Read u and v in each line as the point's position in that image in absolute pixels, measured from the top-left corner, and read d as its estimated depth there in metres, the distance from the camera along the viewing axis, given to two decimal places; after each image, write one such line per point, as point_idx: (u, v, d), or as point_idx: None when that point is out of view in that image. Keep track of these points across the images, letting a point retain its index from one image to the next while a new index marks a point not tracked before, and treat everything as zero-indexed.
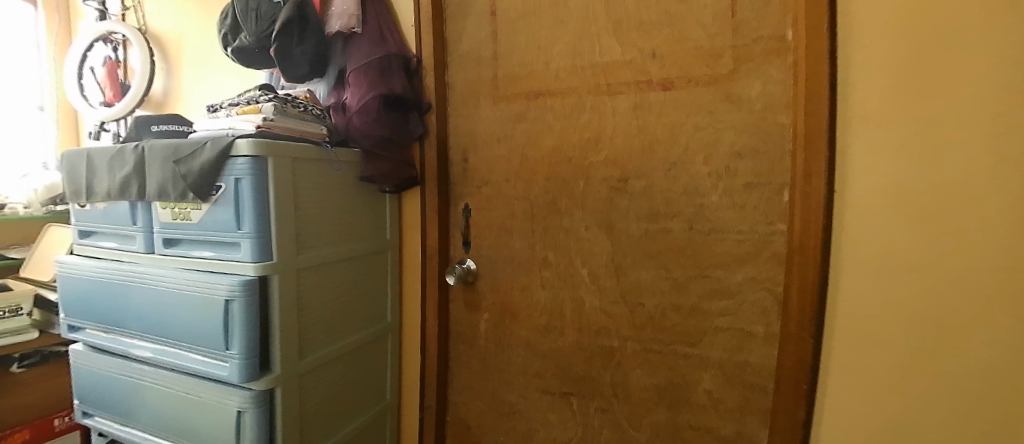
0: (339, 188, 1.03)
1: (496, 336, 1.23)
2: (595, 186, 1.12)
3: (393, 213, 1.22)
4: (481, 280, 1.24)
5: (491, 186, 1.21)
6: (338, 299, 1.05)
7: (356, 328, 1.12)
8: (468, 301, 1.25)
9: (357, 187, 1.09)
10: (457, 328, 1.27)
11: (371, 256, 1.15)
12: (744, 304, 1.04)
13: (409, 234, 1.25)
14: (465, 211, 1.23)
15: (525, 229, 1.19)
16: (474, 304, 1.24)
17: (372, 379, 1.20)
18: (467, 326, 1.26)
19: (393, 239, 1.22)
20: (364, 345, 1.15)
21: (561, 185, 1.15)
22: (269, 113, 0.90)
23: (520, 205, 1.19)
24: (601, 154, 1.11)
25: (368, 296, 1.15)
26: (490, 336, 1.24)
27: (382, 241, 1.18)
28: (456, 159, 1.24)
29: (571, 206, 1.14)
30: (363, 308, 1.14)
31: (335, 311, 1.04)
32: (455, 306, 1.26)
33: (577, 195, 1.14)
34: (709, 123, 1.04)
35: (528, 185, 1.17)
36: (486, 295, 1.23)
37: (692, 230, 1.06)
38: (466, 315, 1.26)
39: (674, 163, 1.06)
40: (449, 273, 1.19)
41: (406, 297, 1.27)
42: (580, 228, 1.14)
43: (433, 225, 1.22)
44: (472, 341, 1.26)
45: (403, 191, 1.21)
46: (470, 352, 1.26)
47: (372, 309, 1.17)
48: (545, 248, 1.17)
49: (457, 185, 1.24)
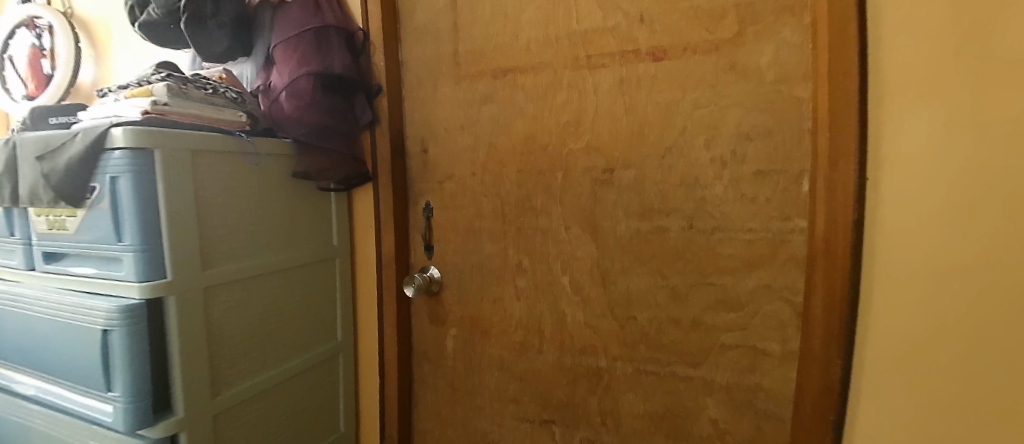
0: (262, 186, 0.86)
1: (465, 356, 1.05)
2: (575, 179, 0.94)
3: (341, 214, 1.05)
4: (446, 291, 1.06)
5: (455, 181, 1.03)
6: (269, 319, 0.88)
7: (296, 351, 0.95)
8: (433, 315, 1.07)
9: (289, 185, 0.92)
10: (421, 346, 1.10)
11: (313, 266, 0.98)
12: (756, 318, 0.86)
13: (363, 238, 1.08)
14: (427, 209, 1.05)
15: (495, 230, 1.01)
16: (439, 319, 1.07)
17: (321, 409, 1.02)
18: (432, 343, 1.08)
19: (343, 245, 1.05)
20: (308, 371, 0.98)
21: (536, 178, 0.96)
22: (161, 97, 0.73)
23: (488, 203, 1.01)
24: (581, 140, 0.93)
25: (311, 313, 0.98)
26: (458, 355, 1.06)
27: (328, 248, 1.01)
28: (415, 150, 1.06)
29: (547, 202, 0.96)
30: (305, 328, 0.97)
31: (265, 334, 0.87)
32: (418, 320, 1.09)
33: (554, 189, 0.95)
34: (710, 100, 0.86)
35: (497, 179, 0.99)
36: (452, 309, 1.06)
37: (691, 229, 0.87)
38: (431, 331, 1.08)
39: (668, 148, 0.88)
40: (408, 284, 1.02)
41: (361, 311, 1.10)
42: (559, 228, 0.95)
43: (388, 227, 1.04)
44: (438, 361, 1.08)
45: (353, 189, 1.04)
46: (437, 374, 1.09)
47: (317, 328, 1.00)
48: (518, 253, 0.99)
49: (416, 181, 1.06)
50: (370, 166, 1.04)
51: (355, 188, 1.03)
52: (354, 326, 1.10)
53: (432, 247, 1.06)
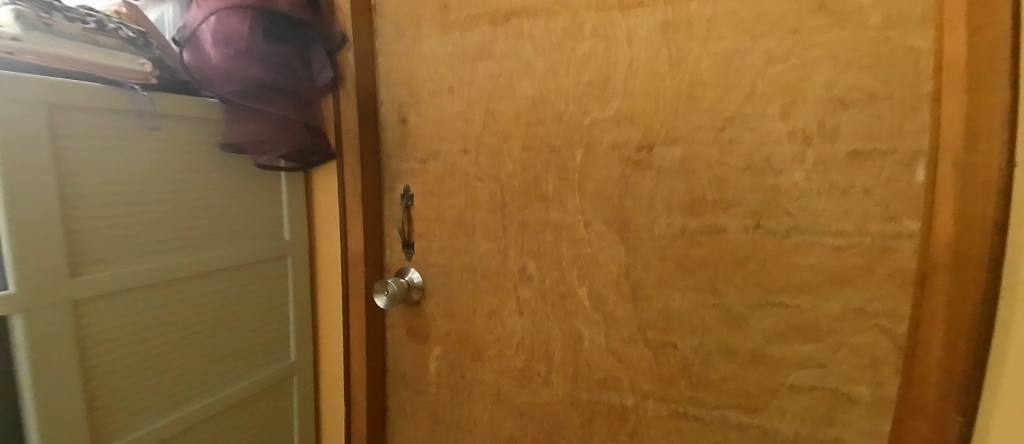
0: (165, 164, 0.66)
1: (451, 382, 0.83)
2: (600, 158, 0.70)
3: (294, 203, 0.85)
4: (429, 300, 0.83)
5: (440, 160, 0.79)
6: (185, 335, 0.69)
7: (226, 376, 0.76)
8: (413, 330, 0.85)
9: (212, 163, 0.72)
10: (397, 367, 0.87)
11: (252, 267, 0.79)
12: (841, 352, 0.64)
13: (325, 232, 0.87)
14: (405, 197, 0.82)
15: (492, 225, 0.77)
16: (420, 335, 0.84)
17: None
18: (411, 366, 0.86)
19: (296, 241, 0.86)
20: (245, 401, 0.78)
21: (548, 157, 0.72)
22: (7, 28, 0.52)
23: (484, 189, 0.76)
24: (611, 107, 0.69)
25: (250, 326, 0.79)
26: (443, 381, 0.84)
27: (274, 244, 0.82)
28: (391, 119, 0.82)
29: (562, 190, 0.72)
30: (240, 343, 0.78)
31: (178, 353, 0.69)
32: (394, 335, 0.87)
33: (572, 172, 0.71)
34: (791, 53, 0.62)
35: (496, 158, 0.75)
36: (436, 323, 0.83)
37: (757, 229, 0.64)
38: (409, 349, 0.86)
39: (730, 118, 0.64)
40: (379, 292, 0.79)
41: (325, 320, 0.89)
42: (576, 225, 0.72)
43: (356, 218, 0.82)
44: (419, 387, 0.86)
45: (310, 168, 0.84)
46: (416, 401, 0.87)
47: (256, 346, 0.80)
48: (522, 255, 0.75)
49: (390, 159, 0.83)
50: (330, 139, 0.82)
51: (313, 167, 0.83)
52: (315, 338, 0.91)
53: (411, 244, 0.82)
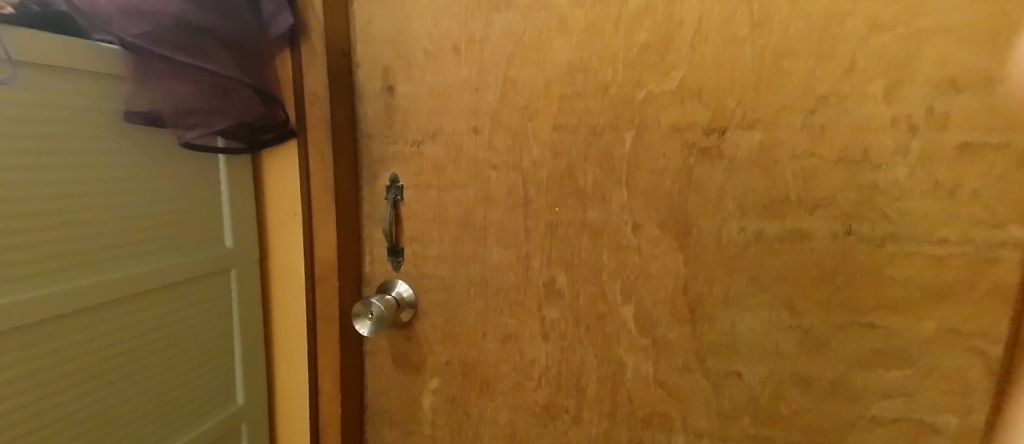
0: (55, 159, 0.48)
1: (452, 422, 0.67)
2: (655, 145, 0.55)
3: (240, 198, 0.66)
4: (423, 322, 0.65)
5: (441, 142, 0.60)
6: (84, 384, 0.52)
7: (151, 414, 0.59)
8: (402, 359, 0.67)
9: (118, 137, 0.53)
10: (380, 403, 0.69)
11: (180, 289, 0.61)
12: (933, 379, 0.54)
13: (282, 235, 0.68)
14: (392, 189, 0.63)
15: (510, 227, 0.60)
16: (412, 365, 0.67)
17: None
18: (400, 402, 0.68)
19: (243, 249, 0.67)
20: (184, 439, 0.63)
21: (588, 141, 0.56)
22: None
23: (501, 181, 0.59)
24: (673, 79, 0.54)
25: (178, 362, 0.62)
26: (441, 420, 0.67)
27: (212, 257, 0.64)
28: (372, 86, 0.62)
29: (605, 184, 0.56)
30: (162, 379, 0.61)
31: (76, 410, 0.52)
32: (376, 365, 0.68)
33: (619, 161, 0.56)
34: (899, 20, 0.49)
35: (517, 141, 0.58)
36: (433, 350, 0.65)
37: (848, 236, 0.53)
38: (396, 382, 0.68)
39: (824, 97, 0.52)
40: (357, 319, 0.61)
41: (281, 346, 0.71)
42: (621, 229, 0.57)
43: (325, 218, 0.62)
44: (409, 428, 0.69)
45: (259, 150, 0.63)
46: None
47: (190, 372, 0.64)
48: (549, 266, 0.60)
49: (370, 138, 0.63)
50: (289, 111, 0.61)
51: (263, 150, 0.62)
52: (270, 368, 0.72)
53: (400, 250, 0.64)
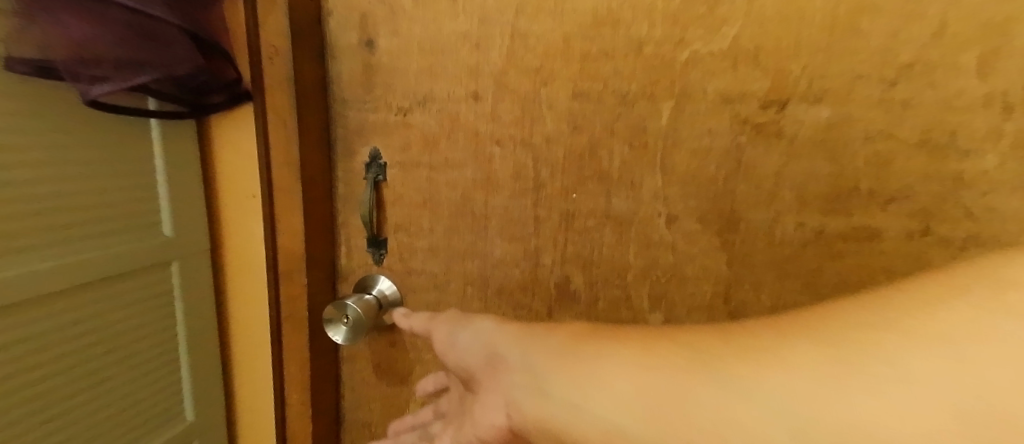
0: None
1: None
2: (699, 119, 0.44)
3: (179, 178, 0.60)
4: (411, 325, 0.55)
5: (434, 110, 0.49)
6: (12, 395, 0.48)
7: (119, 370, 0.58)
8: (386, 368, 0.57)
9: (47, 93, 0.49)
10: (359, 418, 0.59)
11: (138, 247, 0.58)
12: None
13: (238, 216, 0.64)
14: (373, 168, 0.52)
15: (516, 216, 0.49)
16: (398, 375, 0.57)
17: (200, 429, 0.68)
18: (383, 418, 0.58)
19: (186, 234, 0.62)
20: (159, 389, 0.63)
21: (616, 113, 0.46)
22: None
23: (506, 160, 0.48)
24: (724, 37, 0.43)
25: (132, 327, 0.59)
26: None
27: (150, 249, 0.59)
28: (346, 38, 0.50)
29: (636, 166, 0.46)
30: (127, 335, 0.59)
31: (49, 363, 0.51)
32: (355, 374, 0.58)
33: (653, 138, 0.45)
34: None
35: (526, 111, 0.47)
36: (423, 360, 0.56)
37: (928, 238, 0.43)
38: (379, 394, 0.58)
39: (907, 67, 0.40)
40: (330, 325, 0.51)
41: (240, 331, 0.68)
42: (652, 221, 0.47)
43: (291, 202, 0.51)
44: None
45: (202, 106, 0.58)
46: None
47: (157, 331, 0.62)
48: (562, 264, 0.49)
49: (343, 104, 0.51)
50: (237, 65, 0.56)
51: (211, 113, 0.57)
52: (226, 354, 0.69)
53: (383, 241, 0.53)
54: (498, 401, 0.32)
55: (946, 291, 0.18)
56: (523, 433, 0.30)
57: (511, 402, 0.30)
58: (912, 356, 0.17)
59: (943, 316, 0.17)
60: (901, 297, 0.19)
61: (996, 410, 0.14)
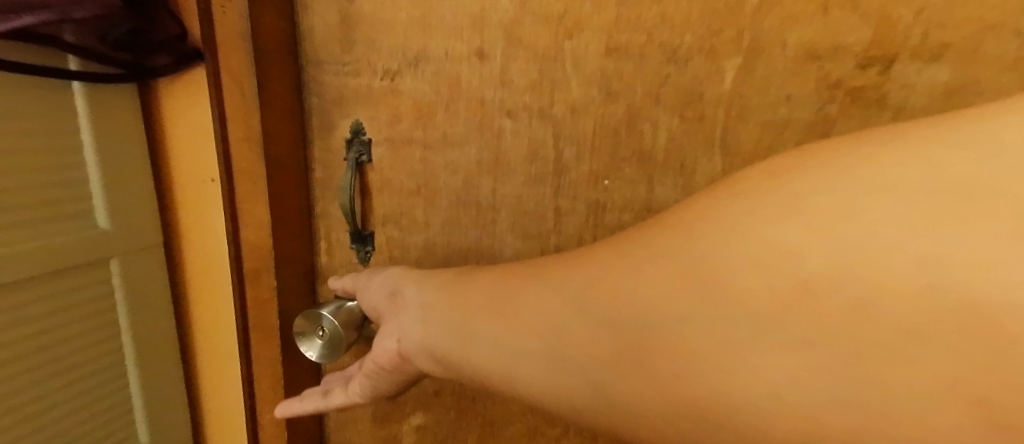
0: None
1: None
2: (772, 82, 0.33)
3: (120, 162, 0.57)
4: None
5: (428, 73, 0.39)
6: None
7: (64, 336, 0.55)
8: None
9: None
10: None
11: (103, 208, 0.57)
12: None
13: (195, 200, 0.62)
14: (355, 145, 0.42)
15: (531, 208, 0.39)
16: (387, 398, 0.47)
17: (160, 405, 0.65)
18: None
19: (130, 223, 0.59)
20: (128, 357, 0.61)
21: (662, 74, 0.35)
22: None
23: (518, 136, 0.38)
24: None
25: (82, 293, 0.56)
26: None
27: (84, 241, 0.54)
28: None
29: (687, 144, 0.35)
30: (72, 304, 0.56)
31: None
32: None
33: (709, 107, 0.35)
34: None
35: (546, 73, 0.37)
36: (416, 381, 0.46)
37: None
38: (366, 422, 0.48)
39: None
40: (302, 339, 0.43)
41: (201, 320, 0.66)
42: None
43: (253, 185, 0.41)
44: None
45: (143, 67, 0.55)
46: None
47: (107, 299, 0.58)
48: None
49: (319, 67, 0.42)
50: (168, 14, 0.51)
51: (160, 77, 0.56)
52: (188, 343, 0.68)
53: (369, 237, 0.44)
54: (394, 328, 0.35)
55: (883, 152, 0.18)
56: (414, 357, 0.34)
57: (411, 337, 0.33)
58: (884, 219, 0.16)
59: (838, 190, 0.18)
60: (841, 160, 0.19)
61: (935, 296, 0.15)
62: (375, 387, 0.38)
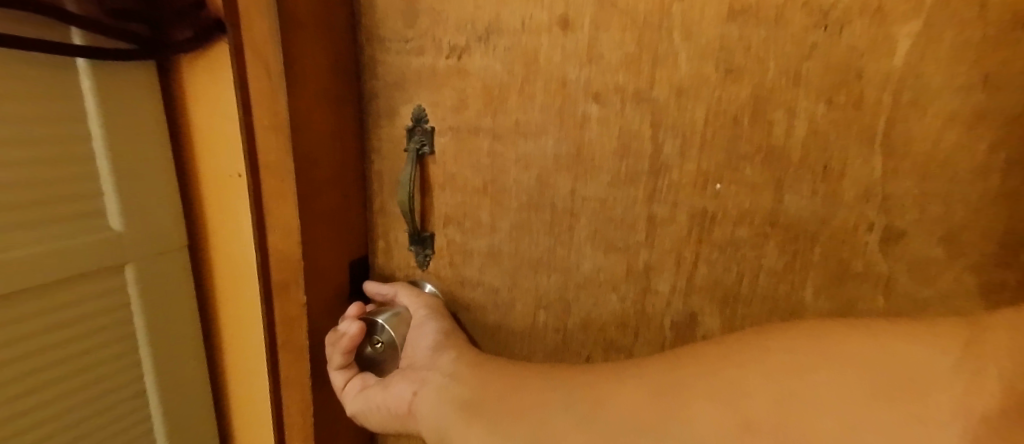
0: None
1: None
2: (965, 54, 0.24)
3: (139, 151, 0.52)
4: None
5: (501, 50, 0.33)
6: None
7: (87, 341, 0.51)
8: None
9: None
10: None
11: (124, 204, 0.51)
12: None
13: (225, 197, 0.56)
14: (415, 134, 0.37)
15: (618, 214, 0.33)
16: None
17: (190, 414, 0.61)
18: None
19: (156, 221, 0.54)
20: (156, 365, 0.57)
21: (806, 44, 0.27)
22: None
23: (607, 126, 0.32)
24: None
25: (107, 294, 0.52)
26: None
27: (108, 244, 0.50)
28: None
29: (834, 139, 0.27)
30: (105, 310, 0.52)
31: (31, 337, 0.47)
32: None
33: (870, 89, 0.26)
34: None
35: (647, 46, 0.30)
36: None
37: None
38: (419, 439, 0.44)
39: None
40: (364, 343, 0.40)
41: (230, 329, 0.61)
42: (855, 238, 0.28)
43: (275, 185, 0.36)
44: None
45: (158, 42, 0.50)
46: None
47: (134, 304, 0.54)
48: (686, 293, 0.32)
49: (380, 45, 0.37)
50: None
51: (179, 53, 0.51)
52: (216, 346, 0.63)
53: (429, 238, 0.39)
54: (410, 379, 0.36)
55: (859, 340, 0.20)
56: (420, 416, 0.34)
57: (424, 401, 0.34)
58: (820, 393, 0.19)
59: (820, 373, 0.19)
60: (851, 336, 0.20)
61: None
62: (361, 413, 0.38)
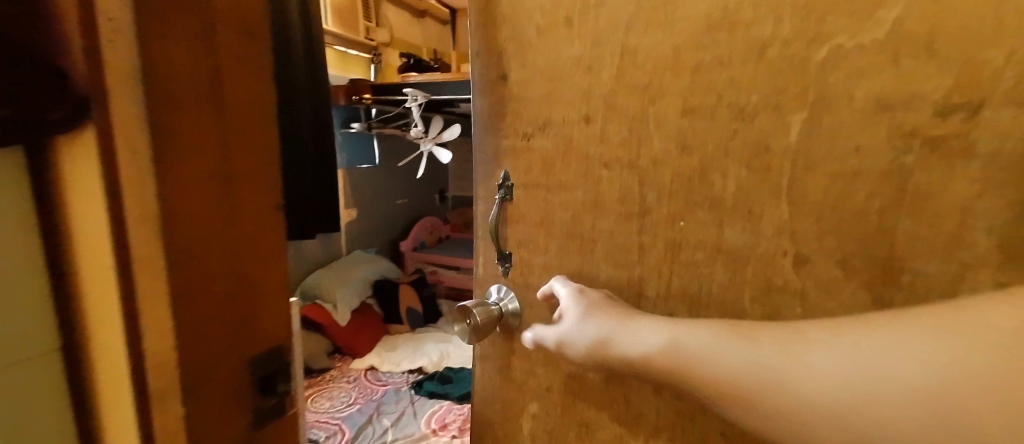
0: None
1: None
2: (839, 135, 0.36)
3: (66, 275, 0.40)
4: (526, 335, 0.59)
5: (551, 134, 0.53)
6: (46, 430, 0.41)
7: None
8: (502, 371, 0.62)
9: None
10: (480, 411, 0.66)
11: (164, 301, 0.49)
12: None
13: None
14: (502, 189, 0.58)
15: (622, 241, 0.48)
16: (512, 381, 0.61)
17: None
18: (496, 417, 0.64)
19: None
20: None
21: (732, 129, 0.41)
22: None
23: (613, 182, 0.48)
24: (879, 22, 0.34)
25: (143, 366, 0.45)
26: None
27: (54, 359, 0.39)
28: (491, 73, 0.57)
29: (754, 192, 0.40)
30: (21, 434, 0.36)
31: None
32: (482, 372, 0.65)
33: (776, 159, 0.39)
34: None
35: (634, 133, 0.46)
36: (534, 372, 0.59)
37: None
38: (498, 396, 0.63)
39: None
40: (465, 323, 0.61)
41: None
42: (775, 261, 0.40)
43: (257, 252, 0.38)
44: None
45: None
46: None
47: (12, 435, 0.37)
48: (664, 297, 0.46)
49: (486, 133, 0.59)
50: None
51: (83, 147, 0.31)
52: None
53: (508, 256, 0.59)
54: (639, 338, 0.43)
55: None
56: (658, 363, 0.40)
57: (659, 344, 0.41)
58: None
59: None
60: None
61: None
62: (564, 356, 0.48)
